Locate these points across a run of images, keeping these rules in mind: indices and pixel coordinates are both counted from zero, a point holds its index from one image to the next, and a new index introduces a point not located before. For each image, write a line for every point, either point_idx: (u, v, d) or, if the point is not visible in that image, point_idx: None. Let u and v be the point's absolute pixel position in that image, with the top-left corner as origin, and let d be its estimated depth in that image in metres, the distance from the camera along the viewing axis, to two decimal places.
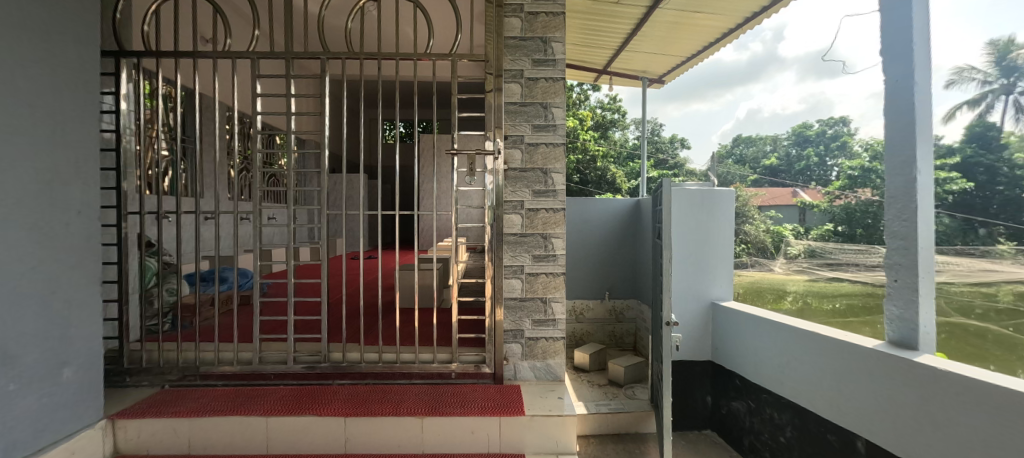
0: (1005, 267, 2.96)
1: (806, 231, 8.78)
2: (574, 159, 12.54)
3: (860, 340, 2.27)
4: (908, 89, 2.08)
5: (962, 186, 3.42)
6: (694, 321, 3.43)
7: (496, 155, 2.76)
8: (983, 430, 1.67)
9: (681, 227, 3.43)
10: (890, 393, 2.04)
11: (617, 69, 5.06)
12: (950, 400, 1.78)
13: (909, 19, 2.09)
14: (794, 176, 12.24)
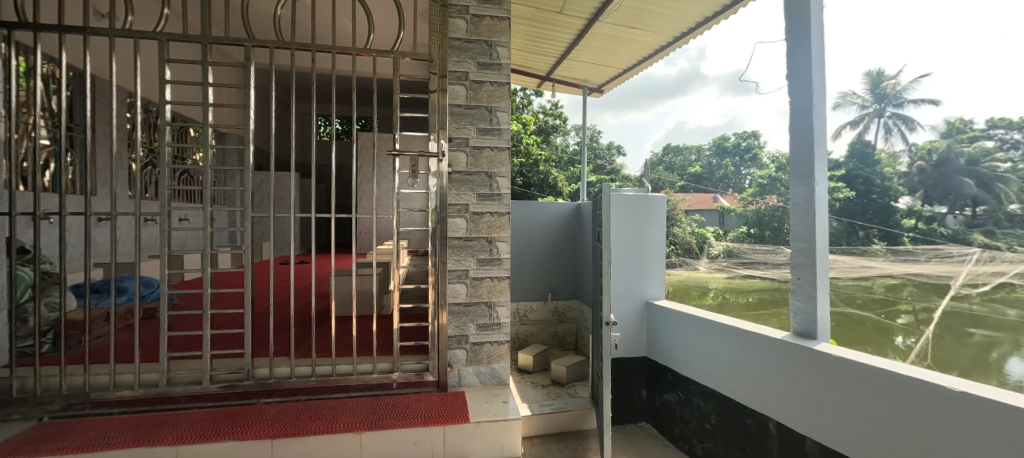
0: (873, 266, 4.48)
1: (725, 233, 9.77)
2: (517, 161, 12.61)
3: (772, 332, 2.44)
4: (806, 111, 2.29)
5: (845, 195, 5.84)
6: (630, 320, 3.53)
7: (439, 157, 2.68)
8: (882, 413, 1.85)
9: (618, 231, 3.53)
10: (801, 379, 2.20)
11: (559, 76, 5.14)
12: (856, 389, 1.95)
13: (810, 47, 2.31)
14: (715, 184, 13.19)
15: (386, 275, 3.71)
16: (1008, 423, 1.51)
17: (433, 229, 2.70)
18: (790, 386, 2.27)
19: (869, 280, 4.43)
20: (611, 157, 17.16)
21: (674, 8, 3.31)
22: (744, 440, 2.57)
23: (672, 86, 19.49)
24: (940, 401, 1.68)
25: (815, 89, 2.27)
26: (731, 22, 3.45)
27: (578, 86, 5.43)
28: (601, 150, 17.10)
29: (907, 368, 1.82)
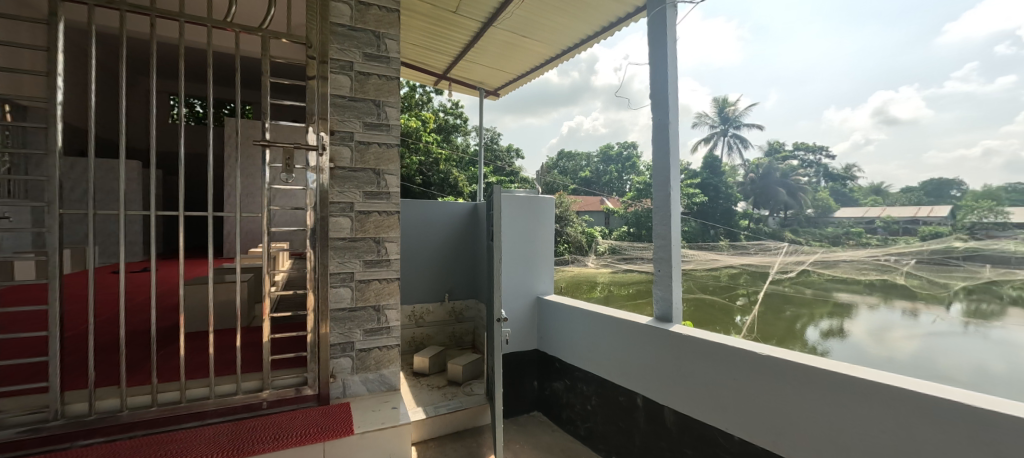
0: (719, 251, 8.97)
1: (609, 232, 12.48)
2: (417, 161, 12.04)
3: (638, 318, 2.70)
4: (663, 127, 2.59)
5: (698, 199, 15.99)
6: (521, 316, 3.63)
7: (320, 151, 2.45)
8: (719, 377, 2.18)
9: (508, 231, 3.59)
10: (659, 354, 2.48)
11: (455, 76, 5.08)
12: (703, 362, 2.24)
13: (666, 71, 2.61)
14: (602, 187, 18.67)
15: (258, 282, 3.27)
16: (809, 379, 1.86)
17: (312, 229, 2.46)
18: (652, 363, 2.52)
19: (717, 270, 9.24)
20: (511, 160, 17.23)
21: (561, 21, 3.48)
22: (619, 417, 2.79)
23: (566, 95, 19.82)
24: (763, 365, 2.01)
25: (669, 108, 2.59)
26: (611, 40, 3.75)
27: (474, 88, 5.42)
28: (500, 153, 17.35)
29: (741, 343, 2.15)
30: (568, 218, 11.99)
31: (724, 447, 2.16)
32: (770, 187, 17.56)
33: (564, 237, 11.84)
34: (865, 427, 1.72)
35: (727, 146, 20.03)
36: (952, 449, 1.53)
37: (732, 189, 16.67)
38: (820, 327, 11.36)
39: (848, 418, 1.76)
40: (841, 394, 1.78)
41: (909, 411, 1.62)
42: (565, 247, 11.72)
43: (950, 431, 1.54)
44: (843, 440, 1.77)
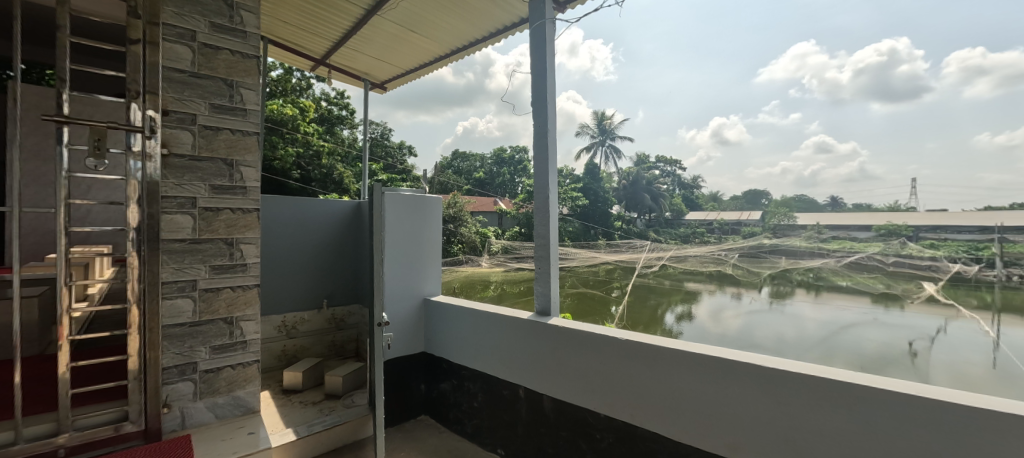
0: (598, 251, 9.88)
1: (501, 233, 14.52)
2: (293, 151, 10.67)
3: (517, 315, 2.74)
4: (543, 135, 2.70)
5: (581, 201, 17.73)
6: (406, 319, 3.31)
7: (147, 133, 1.99)
8: (586, 363, 2.27)
9: (392, 230, 3.25)
10: (539, 347, 2.53)
11: (336, 64, 4.62)
12: (574, 350, 2.33)
13: (545, 80, 2.72)
14: (494, 188, 20.77)
15: (54, 298, 2.56)
16: (657, 357, 1.98)
17: (135, 228, 1.97)
18: (533, 356, 2.57)
19: (597, 266, 10.18)
20: (402, 157, 17.18)
21: (452, 18, 3.36)
22: (502, 410, 2.78)
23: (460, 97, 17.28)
24: (621, 349, 2.12)
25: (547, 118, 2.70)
26: (500, 46, 3.80)
27: (356, 77, 4.94)
28: (391, 149, 16.87)
29: (605, 330, 2.24)
30: (461, 218, 12.76)
31: (594, 426, 2.25)
32: (638, 193, 20.09)
33: (459, 237, 12.24)
34: (700, 395, 1.85)
35: (604, 155, 22.18)
36: (765, 408, 1.68)
37: (608, 193, 18.88)
38: (676, 311, 13.23)
39: (687, 388, 1.88)
40: (682, 367, 1.90)
41: (732, 379, 1.76)
42: (460, 247, 12.05)
43: (762, 391, 1.69)
44: (684, 409, 1.89)
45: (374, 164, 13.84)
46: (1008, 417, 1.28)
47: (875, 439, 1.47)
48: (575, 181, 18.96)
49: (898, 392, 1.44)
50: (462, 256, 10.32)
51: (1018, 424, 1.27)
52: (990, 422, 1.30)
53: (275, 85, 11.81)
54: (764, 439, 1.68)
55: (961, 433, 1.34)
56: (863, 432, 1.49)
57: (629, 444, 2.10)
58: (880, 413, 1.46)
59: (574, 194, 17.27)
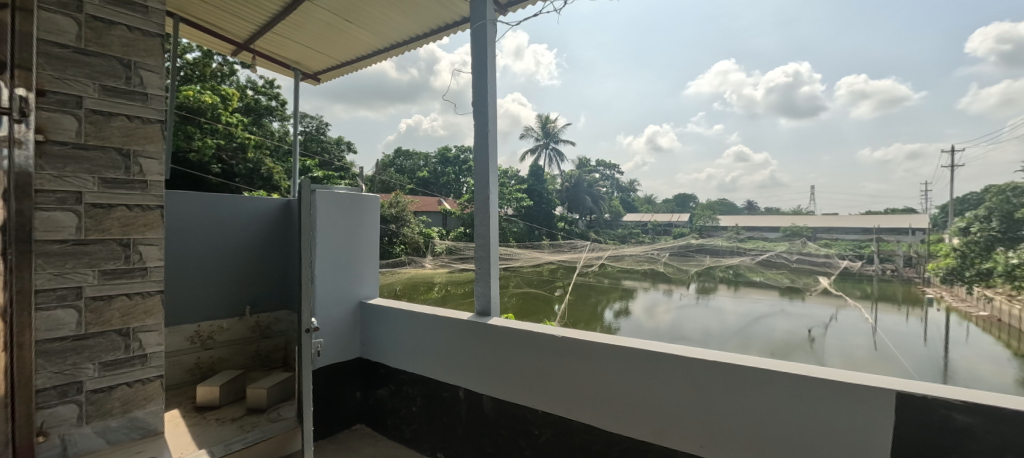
0: (542, 251, 10.03)
1: (446, 234, 14.34)
2: (212, 143, 9.65)
3: (457, 315, 2.56)
4: (484, 134, 2.64)
5: (525, 202, 18.06)
6: (339, 326, 2.88)
7: (16, 116, 1.38)
8: (521, 361, 2.20)
9: (322, 230, 2.79)
10: (473, 346, 2.42)
11: (262, 50, 4.21)
12: (509, 348, 2.26)
13: (486, 79, 2.66)
14: (438, 187, 20.54)
15: None
16: (589, 351, 1.96)
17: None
18: (466, 356, 2.46)
19: (541, 265, 10.36)
20: (340, 152, 16.43)
21: (393, 9, 3.19)
22: (441, 413, 2.57)
23: (404, 93, 16.98)
24: (554, 344, 2.08)
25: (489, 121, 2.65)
26: (442, 44, 3.69)
27: (283, 66, 4.51)
28: (327, 145, 16.08)
29: (538, 328, 2.20)
30: (404, 218, 12.48)
31: (533, 423, 2.17)
32: (579, 195, 20.75)
33: (401, 238, 11.91)
34: (628, 385, 1.84)
35: (548, 158, 22.68)
36: (688, 395, 1.68)
37: (552, 194, 19.30)
38: (614, 308, 13.81)
39: (616, 381, 1.88)
40: (611, 360, 1.89)
41: (656, 369, 1.76)
42: (403, 248, 11.69)
43: (682, 380, 1.70)
44: (614, 400, 1.88)
45: (308, 159, 13.02)
46: (879, 392, 1.36)
47: (779, 419, 1.51)
48: (520, 181, 19.54)
49: (803, 373, 1.48)
50: (405, 257, 10.05)
51: (885, 398, 1.35)
52: (868, 395, 1.37)
53: (191, 68, 10.61)
54: (687, 425, 1.69)
55: (844, 408, 1.41)
56: (768, 413, 1.53)
57: (569, 438, 2.03)
58: (781, 395, 1.50)
59: (519, 195, 17.51)
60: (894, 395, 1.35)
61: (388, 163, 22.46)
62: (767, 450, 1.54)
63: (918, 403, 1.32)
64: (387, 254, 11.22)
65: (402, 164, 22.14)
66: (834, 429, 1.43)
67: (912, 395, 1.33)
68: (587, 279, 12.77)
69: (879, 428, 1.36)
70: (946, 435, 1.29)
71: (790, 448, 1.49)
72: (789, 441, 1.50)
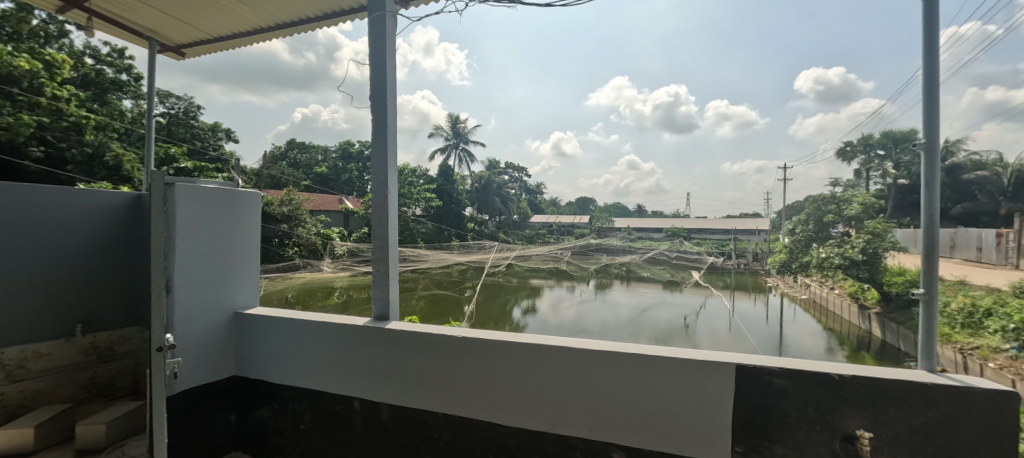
0: (448, 254, 9.85)
1: (347, 234, 13.46)
2: (31, 119, 7.73)
3: (353, 320, 1.83)
4: (380, 129, 1.99)
5: (434, 202, 17.76)
6: (207, 342, 1.89)
7: None
8: (360, 366, 1.77)
9: (188, 242, 1.78)
10: (297, 350, 1.88)
11: (103, 11, 3.39)
12: (365, 342, 1.75)
13: (385, 55, 2.04)
14: (339, 184, 19.32)
15: None
16: (465, 343, 1.60)
17: None
18: (311, 356, 1.85)
19: (449, 265, 10.15)
20: (217, 141, 14.52)
21: None
22: (331, 426, 1.82)
23: None
24: (400, 342, 1.70)
25: (389, 90, 2.03)
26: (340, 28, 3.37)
27: (134, 35, 3.70)
28: (202, 131, 14.15)
29: (406, 324, 1.77)
30: (298, 218, 11.39)
31: (431, 427, 1.67)
32: (489, 196, 20.99)
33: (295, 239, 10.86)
34: (512, 377, 1.55)
35: (458, 157, 22.62)
36: (553, 384, 1.50)
37: (462, 194, 19.28)
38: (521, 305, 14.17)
39: (498, 372, 1.57)
40: (491, 351, 1.57)
41: (542, 356, 1.51)
42: (296, 251, 10.66)
43: (568, 365, 1.48)
44: (471, 398, 1.60)
45: (171, 146, 11.16)
46: (723, 367, 1.34)
47: (652, 399, 1.40)
48: (430, 181, 19.24)
49: (661, 355, 1.39)
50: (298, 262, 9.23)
51: (727, 373, 1.33)
52: (714, 370, 1.34)
53: None
54: (574, 412, 1.48)
55: (703, 380, 1.35)
56: (648, 392, 1.40)
57: (468, 435, 1.62)
58: (660, 374, 1.38)
59: (428, 195, 17.20)
60: (734, 369, 1.33)
61: (279, 155, 20.45)
62: (642, 433, 1.41)
63: (748, 373, 1.32)
64: (277, 257, 10.11)
65: (296, 157, 20.37)
66: (689, 405, 1.37)
67: (747, 366, 1.32)
68: (497, 278, 14.12)
69: (726, 398, 1.33)
70: (766, 398, 1.31)
71: (658, 429, 1.39)
72: (665, 416, 1.39)
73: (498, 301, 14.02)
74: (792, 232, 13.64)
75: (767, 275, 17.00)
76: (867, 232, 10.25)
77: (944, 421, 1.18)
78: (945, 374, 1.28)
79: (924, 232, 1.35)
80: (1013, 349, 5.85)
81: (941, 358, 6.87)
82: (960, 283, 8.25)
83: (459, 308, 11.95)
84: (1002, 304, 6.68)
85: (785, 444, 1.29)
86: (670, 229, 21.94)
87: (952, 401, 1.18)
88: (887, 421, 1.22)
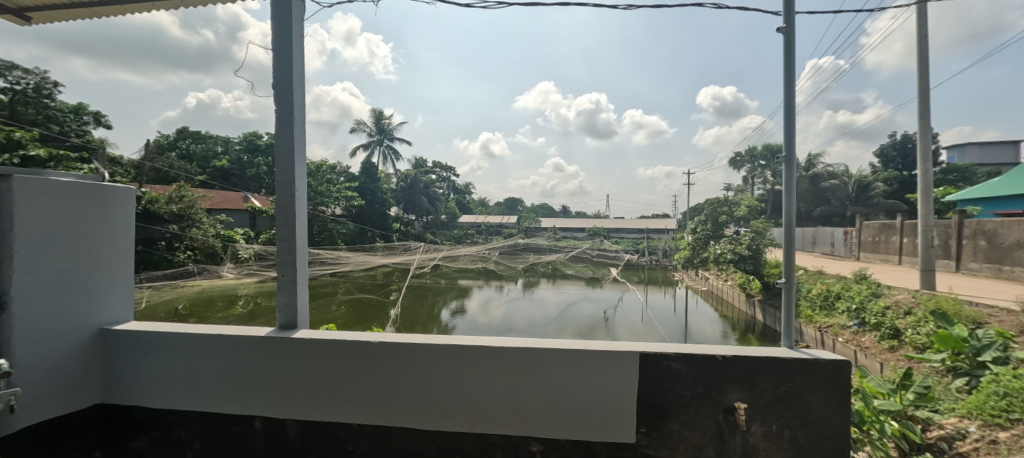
0: (370, 258, 9.39)
1: (253, 236, 12.25)
2: None
3: (249, 330, 1.65)
4: (285, 120, 1.76)
5: (355, 200, 16.87)
6: (61, 366, 1.58)
7: None
8: (257, 382, 1.60)
9: (31, 248, 1.48)
10: (182, 369, 1.65)
11: None
12: (266, 355, 1.59)
13: (289, 36, 1.80)
14: (243, 180, 17.52)
15: None
16: (381, 348, 1.53)
17: None
18: (200, 374, 1.64)
19: (371, 266, 9.70)
20: (80, 126, 12.33)
21: None
22: (227, 452, 1.63)
23: None
24: (304, 352, 1.57)
25: (295, 73, 1.80)
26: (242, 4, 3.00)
27: None
28: (64, 115, 11.94)
29: (314, 331, 1.63)
30: (191, 218, 9.62)
31: (344, 440, 1.58)
32: (415, 195, 20.42)
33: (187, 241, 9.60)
34: (430, 378, 1.51)
35: (382, 154, 21.72)
36: (472, 383, 1.49)
37: (386, 193, 18.54)
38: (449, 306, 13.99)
39: (414, 374, 1.52)
40: (408, 357, 1.52)
41: (461, 358, 1.49)
42: (188, 255, 9.45)
43: (488, 364, 1.48)
44: (387, 405, 1.54)
45: (16, 130, 9.23)
46: (627, 355, 1.44)
47: (566, 390, 1.46)
48: (351, 178, 18.32)
49: (573, 349, 1.46)
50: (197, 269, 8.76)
51: (631, 360, 1.43)
52: (622, 359, 1.44)
53: None
54: (493, 411, 1.49)
55: (610, 371, 1.44)
56: (565, 385, 1.46)
57: (385, 443, 1.56)
58: (572, 365, 1.45)
59: (348, 193, 16.33)
60: (638, 357, 1.44)
61: (168, 145, 17.91)
62: (558, 424, 1.47)
63: (649, 360, 1.43)
64: (164, 263, 8.92)
65: (189, 147, 17.99)
66: (600, 395, 1.45)
67: (650, 354, 1.43)
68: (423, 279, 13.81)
69: (631, 385, 1.44)
70: (666, 382, 1.43)
71: (573, 418, 1.46)
72: (578, 406, 1.45)
73: (426, 301, 13.72)
74: (695, 230, 15.09)
75: (675, 270, 18.61)
76: (752, 231, 11.65)
77: (799, 389, 1.39)
78: (802, 349, 1.50)
79: (784, 231, 1.58)
80: (856, 325, 7.01)
81: (805, 336, 8.09)
82: (818, 273, 9.78)
83: (382, 312, 11.46)
84: (848, 288, 7.97)
85: (679, 422, 1.43)
86: (591, 229, 23.14)
87: (804, 371, 1.39)
88: (758, 393, 1.40)
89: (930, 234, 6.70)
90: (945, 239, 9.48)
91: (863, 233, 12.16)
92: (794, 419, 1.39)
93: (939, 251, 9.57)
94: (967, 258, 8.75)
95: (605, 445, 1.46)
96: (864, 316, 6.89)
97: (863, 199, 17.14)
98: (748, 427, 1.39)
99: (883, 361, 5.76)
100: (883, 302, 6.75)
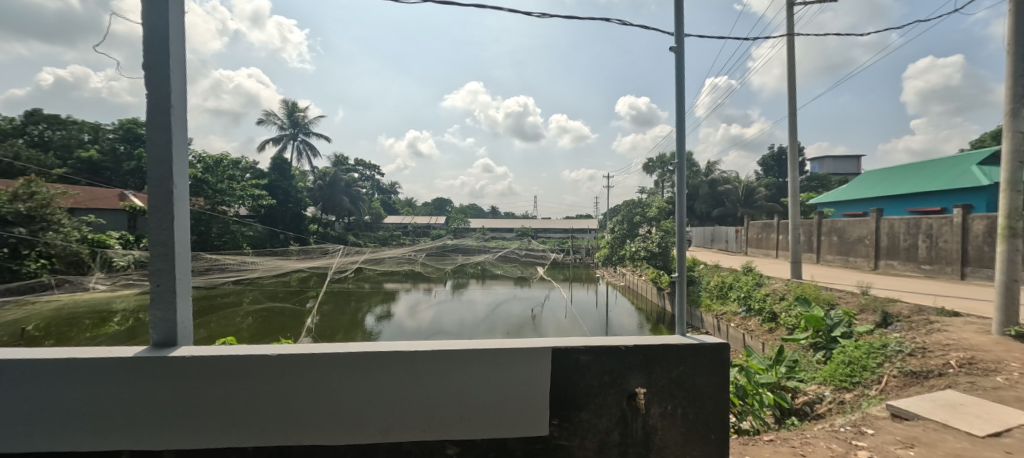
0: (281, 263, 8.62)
1: (132, 241, 10.59)
2: None
3: (115, 351, 1.42)
4: (160, 108, 1.53)
5: (264, 199, 15.42)
6: None
7: None
8: (125, 410, 1.38)
9: None
10: (18, 404, 1.36)
11: None
12: (136, 379, 1.38)
13: (165, 15, 1.58)
14: (121, 176, 15.14)
15: None
16: (280, 361, 1.40)
17: None
18: (43, 408, 1.36)
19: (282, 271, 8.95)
20: None
21: None
22: None
23: None
24: (188, 370, 1.39)
25: (173, 57, 1.57)
26: None
27: None
28: None
29: (199, 348, 1.45)
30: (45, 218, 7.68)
31: None
32: (334, 195, 19.21)
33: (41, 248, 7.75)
34: (337, 388, 1.42)
35: (296, 149, 20.10)
36: (384, 389, 1.43)
37: (301, 192, 17.21)
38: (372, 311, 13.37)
39: (320, 385, 1.41)
40: (311, 368, 1.41)
41: (371, 364, 1.42)
42: (41, 265, 7.58)
43: (401, 368, 1.43)
44: (289, 421, 1.41)
45: None
46: (539, 351, 1.48)
47: (482, 389, 1.46)
48: (258, 175, 16.72)
49: (487, 348, 1.47)
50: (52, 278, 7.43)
51: (544, 355, 1.48)
52: (534, 354, 1.48)
53: None
54: (406, 419, 1.45)
55: (525, 368, 1.47)
56: (480, 383, 1.46)
57: None
58: (487, 365, 1.45)
59: (255, 192, 14.86)
60: (551, 351, 1.49)
61: None
62: (474, 423, 1.47)
63: (561, 354, 1.49)
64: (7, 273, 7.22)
65: None
66: (515, 392, 1.47)
67: (561, 348, 1.49)
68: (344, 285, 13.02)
69: (544, 379, 1.48)
70: (575, 373, 1.49)
71: (489, 416, 1.46)
72: (493, 404, 1.46)
73: (348, 307, 12.95)
74: (613, 229, 16.05)
75: (597, 267, 19.58)
76: (662, 229, 12.69)
77: (689, 371, 1.53)
78: (692, 335, 1.66)
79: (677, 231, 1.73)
80: (744, 311, 7.94)
81: (706, 323, 9.04)
82: (715, 266, 10.94)
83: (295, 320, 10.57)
84: (738, 279, 8.99)
85: (588, 411, 1.50)
86: (519, 229, 23.53)
87: (693, 354, 1.54)
88: (656, 377, 1.53)
89: (799, 231, 7.82)
90: (808, 235, 11.12)
91: (750, 231, 13.85)
92: (686, 399, 1.53)
93: (804, 246, 11.21)
94: (824, 251, 10.35)
95: (520, 441, 1.48)
96: (750, 303, 7.85)
97: (749, 201, 19.51)
98: (647, 409, 1.51)
99: (764, 342, 6.60)
100: (764, 291, 7.73)
